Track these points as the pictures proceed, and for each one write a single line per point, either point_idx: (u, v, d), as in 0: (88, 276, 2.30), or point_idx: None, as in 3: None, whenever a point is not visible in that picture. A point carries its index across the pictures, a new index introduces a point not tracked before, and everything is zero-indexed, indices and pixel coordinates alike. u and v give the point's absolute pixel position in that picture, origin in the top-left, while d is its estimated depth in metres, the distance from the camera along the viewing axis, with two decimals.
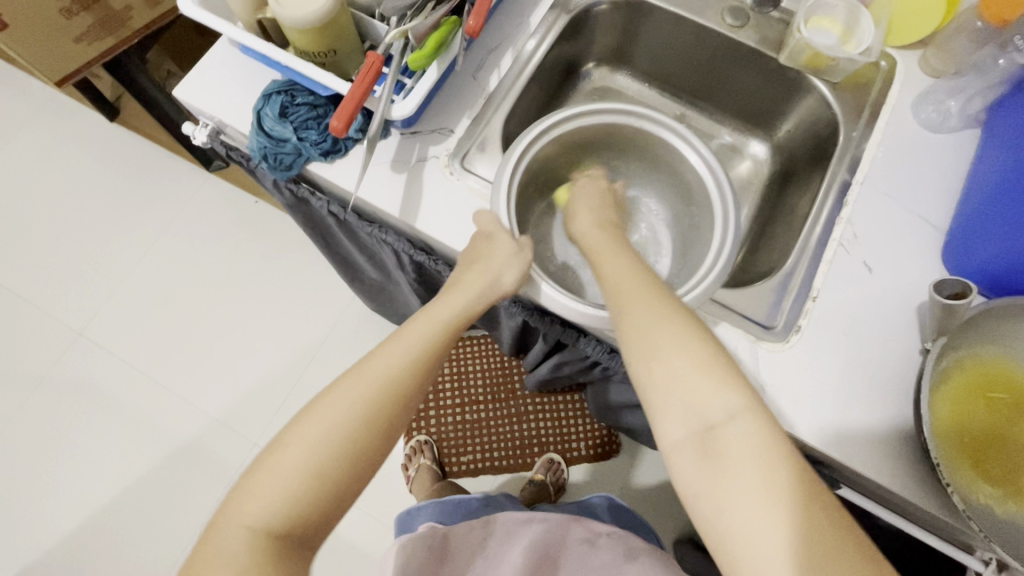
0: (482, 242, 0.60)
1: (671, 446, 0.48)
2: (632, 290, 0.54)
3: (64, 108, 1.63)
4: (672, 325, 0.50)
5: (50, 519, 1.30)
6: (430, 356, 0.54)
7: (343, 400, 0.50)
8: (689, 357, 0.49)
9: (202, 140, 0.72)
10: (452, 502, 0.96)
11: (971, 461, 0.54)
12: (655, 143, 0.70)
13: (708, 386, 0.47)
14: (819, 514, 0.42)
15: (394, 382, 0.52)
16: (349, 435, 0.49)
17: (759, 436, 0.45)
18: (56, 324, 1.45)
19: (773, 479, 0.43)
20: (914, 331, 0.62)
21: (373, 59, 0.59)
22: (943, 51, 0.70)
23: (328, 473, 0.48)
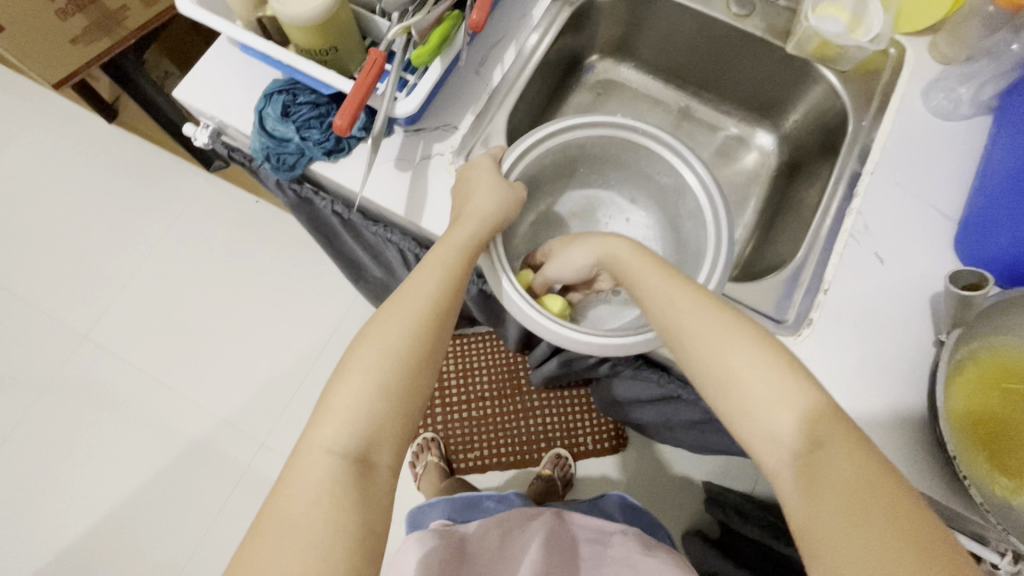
0: (480, 219, 0.58)
1: (769, 471, 0.44)
2: (682, 316, 0.51)
3: (63, 109, 1.62)
4: (752, 347, 0.47)
5: (61, 522, 1.31)
6: (426, 323, 0.52)
7: (352, 385, 0.49)
8: (771, 376, 0.45)
9: (204, 141, 0.71)
10: (463, 500, 0.95)
11: (986, 452, 0.53)
12: (651, 156, 0.68)
13: (797, 406, 0.44)
14: (927, 533, 0.38)
15: (400, 357, 0.50)
16: (365, 415, 0.48)
17: (852, 458, 0.41)
18: (61, 327, 1.45)
19: (875, 502, 0.39)
20: (927, 322, 0.62)
21: (375, 56, 0.58)
22: (954, 37, 0.69)
23: (348, 458, 0.47)
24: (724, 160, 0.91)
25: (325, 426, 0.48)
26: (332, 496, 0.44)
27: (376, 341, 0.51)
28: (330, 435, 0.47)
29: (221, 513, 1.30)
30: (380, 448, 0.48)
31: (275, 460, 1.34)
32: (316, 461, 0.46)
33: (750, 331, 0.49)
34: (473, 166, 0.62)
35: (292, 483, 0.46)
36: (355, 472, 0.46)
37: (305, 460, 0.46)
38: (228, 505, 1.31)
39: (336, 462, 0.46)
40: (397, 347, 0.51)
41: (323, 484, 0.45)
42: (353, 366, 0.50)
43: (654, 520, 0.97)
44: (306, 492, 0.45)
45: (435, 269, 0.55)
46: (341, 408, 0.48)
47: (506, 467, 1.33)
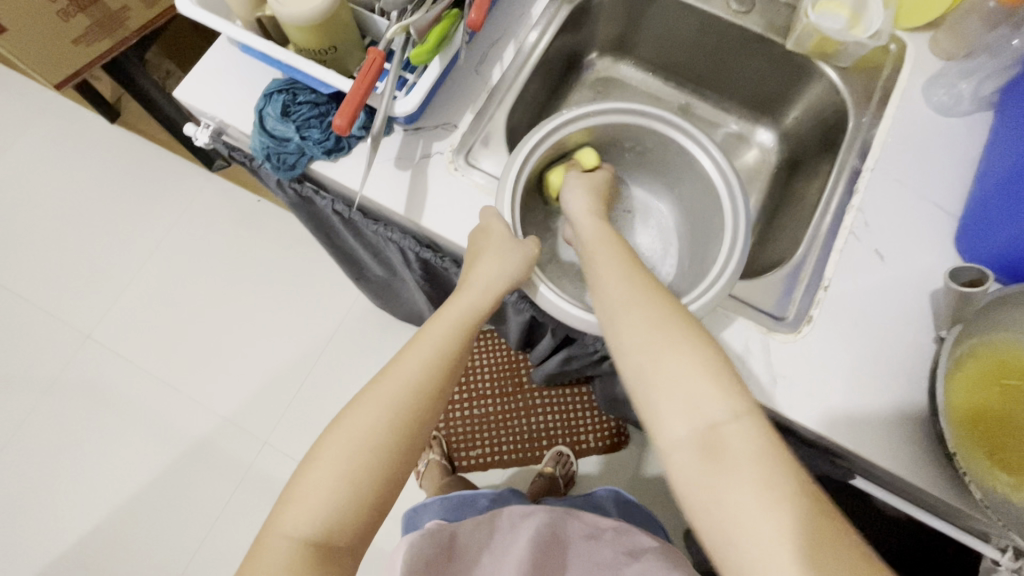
0: (480, 295, 0.57)
1: (676, 445, 0.47)
2: (625, 296, 0.54)
3: (64, 110, 1.63)
4: (682, 330, 0.50)
5: (66, 522, 1.31)
6: (411, 405, 0.52)
7: (320, 475, 0.49)
8: (695, 357, 0.49)
9: (204, 141, 0.70)
10: (458, 497, 0.95)
11: (986, 447, 0.53)
12: (668, 143, 0.68)
13: (713, 384, 0.47)
14: (817, 515, 0.42)
15: (373, 448, 0.50)
16: (334, 507, 0.48)
17: (756, 441, 0.45)
18: (64, 327, 1.45)
19: (770, 480, 0.43)
20: (927, 317, 0.62)
21: (374, 55, 0.58)
22: (954, 33, 0.69)
23: (310, 545, 0.47)
24: (725, 158, 0.91)
25: (292, 511, 0.49)
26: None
27: (348, 430, 0.50)
28: (294, 524, 0.48)
29: (224, 512, 1.31)
30: (344, 535, 0.49)
31: (277, 459, 1.34)
32: (280, 548, 0.47)
33: (678, 314, 0.52)
34: (485, 221, 0.59)
35: (260, 564, 0.48)
36: (316, 559, 0.47)
37: (271, 543, 0.48)
38: (231, 504, 1.31)
39: (297, 547, 0.47)
40: (372, 435, 0.50)
41: (287, 574, 0.46)
42: (324, 451, 0.50)
43: (653, 518, 0.97)
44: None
45: (424, 352, 0.54)
46: (307, 497, 0.49)
47: (508, 465, 1.34)
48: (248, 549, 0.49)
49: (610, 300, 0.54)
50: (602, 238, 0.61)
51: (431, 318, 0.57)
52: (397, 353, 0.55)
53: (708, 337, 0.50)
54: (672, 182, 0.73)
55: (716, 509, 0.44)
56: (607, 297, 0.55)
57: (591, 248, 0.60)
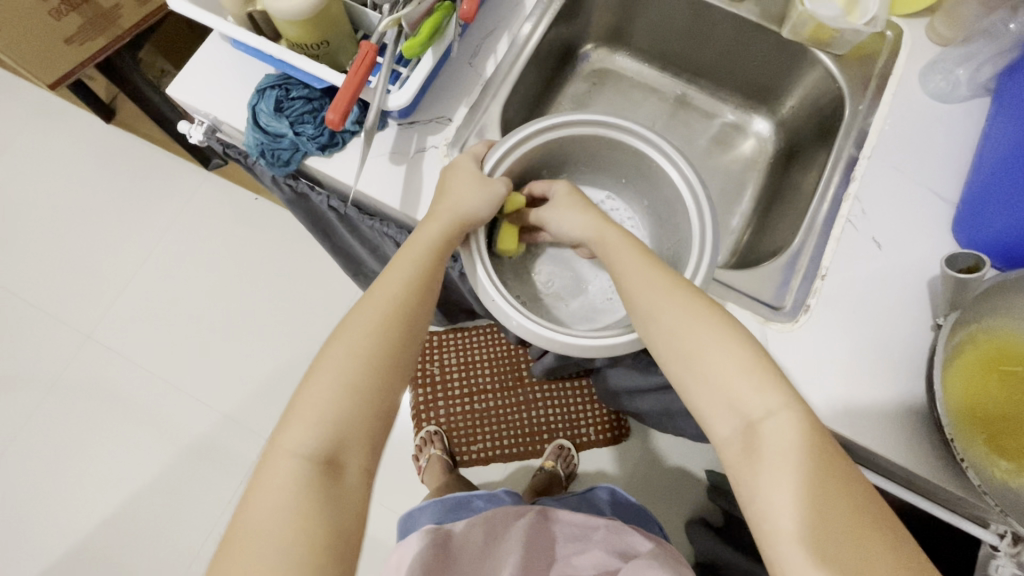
0: (453, 214, 0.58)
1: (724, 444, 0.48)
2: (655, 291, 0.53)
3: (59, 110, 1.62)
4: (709, 327, 0.50)
5: (69, 521, 1.32)
6: (396, 320, 0.53)
7: (316, 388, 0.49)
8: (729, 356, 0.48)
9: (199, 138, 0.72)
10: (453, 500, 0.95)
11: (984, 434, 0.52)
12: (630, 151, 0.67)
13: (750, 379, 0.47)
14: (863, 512, 0.42)
15: (364, 359, 0.50)
16: (333, 415, 0.48)
17: (799, 434, 0.45)
18: (64, 328, 1.46)
19: (807, 473, 0.43)
20: (925, 305, 0.62)
21: (366, 49, 0.57)
22: (952, 17, 0.68)
23: (316, 461, 0.47)
24: (722, 148, 0.90)
25: (291, 428, 0.48)
26: (298, 499, 0.45)
27: (337, 349, 0.51)
28: (295, 439, 0.47)
29: (228, 508, 1.31)
30: (348, 448, 0.48)
31: None
32: (285, 464, 0.47)
33: (713, 309, 0.51)
34: (453, 167, 0.62)
35: (263, 485, 0.47)
36: (323, 471, 0.47)
37: (273, 463, 0.47)
38: (234, 501, 1.32)
39: (303, 465, 0.47)
40: (361, 348, 0.51)
41: (292, 491, 0.45)
42: (320, 368, 0.50)
43: (645, 514, 0.97)
44: (273, 498, 0.45)
45: (403, 268, 0.55)
46: (308, 412, 0.48)
47: (509, 459, 1.34)
48: (249, 479, 0.48)
49: (635, 297, 0.54)
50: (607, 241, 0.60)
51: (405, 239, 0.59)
52: (376, 280, 0.55)
53: (749, 334, 0.50)
54: (644, 189, 0.72)
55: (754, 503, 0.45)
56: (632, 295, 0.55)
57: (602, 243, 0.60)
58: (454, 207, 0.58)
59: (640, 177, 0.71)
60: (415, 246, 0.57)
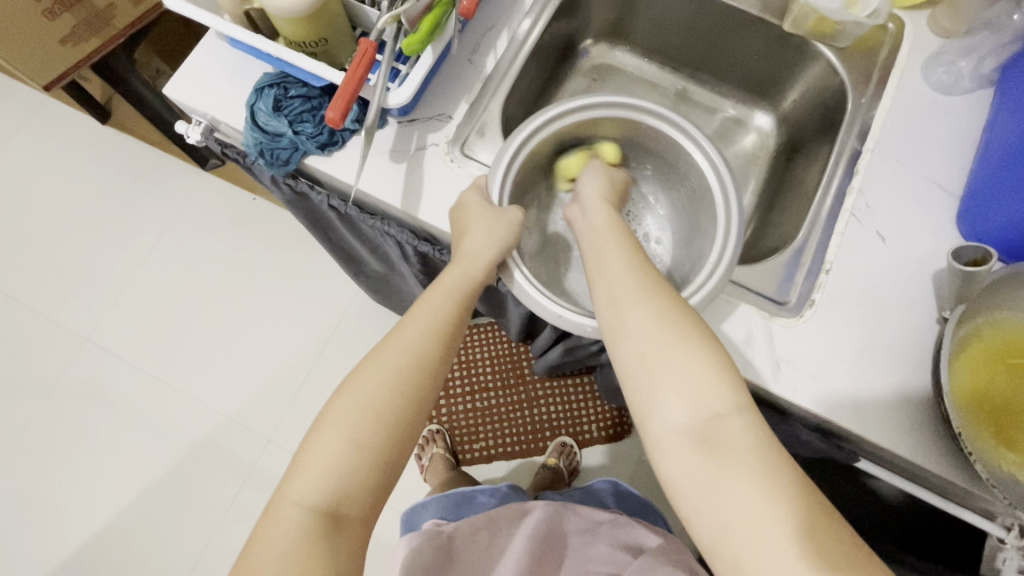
0: (471, 263, 0.58)
1: (676, 437, 0.47)
2: (629, 288, 0.53)
3: (55, 112, 1.61)
4: (682, 322, 0.50)
5: (72, 524, 1.32)
6: (410, 375, 0.52)
7: (327, 439, 0.49)
8: (696, 351, 0.49)
9: (196, 138, 0.71)
10: (458, 496, 0.94)
11: (991, 428, 0.53)
12: (667, 141, 0.65)
13: (715, 376, 0.48)
14: (818, 508, 0.42)
15: (378, 412, 0.50)
16: (343, 468, 0.48)
17: (757, 431, 0.46)
18: (63, 331, 1.45)
19: (771, 470, 0.44)
20: (930, 300, 0.61)
21: (366, 46, 0.57)
22: (954, 9, 0.68)
23: (318, 512, 0.47)
24: (723, 143, 0.90)
25: (299, 478, 0.48)
26: (300, 551, 0.45)
27: (350, 398, 0.51)
28: (302, 489, 0.48)
29: (230, 510, 1.31)
30: (352, 503, 0.48)
31: (280, 456, 1.34)
32: (289, 515, 0.47)
33: (683, 307, 0.51)
34: (461, 206, 0.60)
35: (268, 532, 0.47)
36: (326, 525, 0.47)
37: (278, 512, 0.47)
38: (236, 503, 1.31)
39: (305, 515, 0.47)
40: (376, 399, 0.51)
41: (294, 541, 0.45)
42: (330, 417, 0.50)
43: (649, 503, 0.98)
44: (276, 549, 0.45)
45: (423, 319, 0.56)
46: (316, 461, 0.49)
47: (511, 457, 1.34)
48: (254, 526, 0.48)
49: (614, 286, 0.54)
50: (606, 229, 0.60)
51: (427, 288, 0.59)
52: (395, 327, 0.56)
53: (713, 333, 0.50)
54: (673, 179, 0.70)
55: (715, 500, 0.44)
56: (611, 284, 0.54)
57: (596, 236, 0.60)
58: (473, 251, 0.57)
59: (674, 172, 0.69)
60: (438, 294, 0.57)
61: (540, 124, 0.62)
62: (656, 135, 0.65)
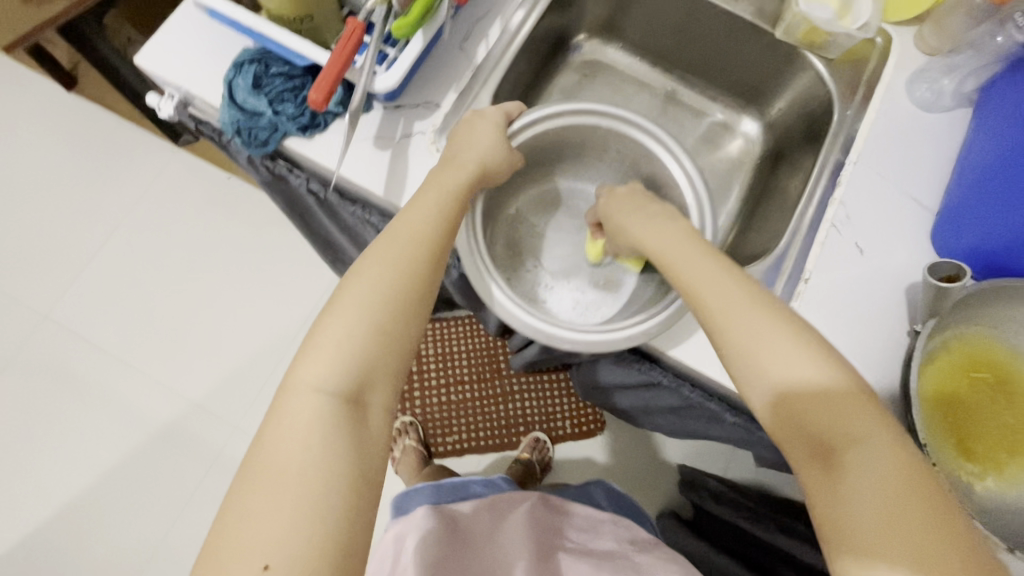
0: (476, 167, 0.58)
1: (791, 442, 0.44)
2: (703, 275, 0.51)
3: (17, 76, 1.52)
4: (758, 312, 0.48)
5: (24, 509, 1.26)
6: (418, 251, 0.52)
7: (338, 319, 0.48)
8: (780, 339, 0.46)
9: (168, 113, 0.67)
10: (451, 485, 0.91)
11: (953, 439, 0.56)
12: (604, 130, 0.68)
13: (808, 363, 0.45)
14: (935, 506, 0.38)
15: (389, 291, 0.50)
16: (354, 348, 0.48)
17: (871, 418, 0.43)
18: (19, 307, 1.38)
19: (892, 460, 0.41)
20: (903, 312, 0.63)
21: (353, 25, 0.55)
22: (941, 28, 0.69)
23: (339, 394, 0.46)
24: (709, 147, 0.90)
25: (312, 361, 0.47)
26: (321, 434, 0.44)
27: (356, 291, 0.50)
28: (322, 372, 0.47)
29: (193, 497, 1.27)
30: (374, 387, 0.48)
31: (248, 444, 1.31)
32: (308, 399, 0.46)
33: (755, 289, 0.50)
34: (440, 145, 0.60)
35: (285, 418, 0.45)
36: (348, 408, 0.46)
37: (293, 399, 0.46)
38: (201, 489, 1.28)
39: (328, 398, 0.46)
40: (383, 288, 0.50)
41: (316, 421, 0.45)
42: (338, 306, 0.49)
43: (639, 510, 0.97)
44: (297, 430, 0.44)
45: (430, 205, 0.55)
46: (329, 341, 0.48)
47: (484, 451, 1.33)
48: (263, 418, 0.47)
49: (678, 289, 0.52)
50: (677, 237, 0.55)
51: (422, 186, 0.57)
52: (402, 212, 0.55)
53: (794, 317, 0.48)
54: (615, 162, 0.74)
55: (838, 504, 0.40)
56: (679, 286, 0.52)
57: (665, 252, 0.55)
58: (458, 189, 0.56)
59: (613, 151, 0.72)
60: (426, 201, 0.55)
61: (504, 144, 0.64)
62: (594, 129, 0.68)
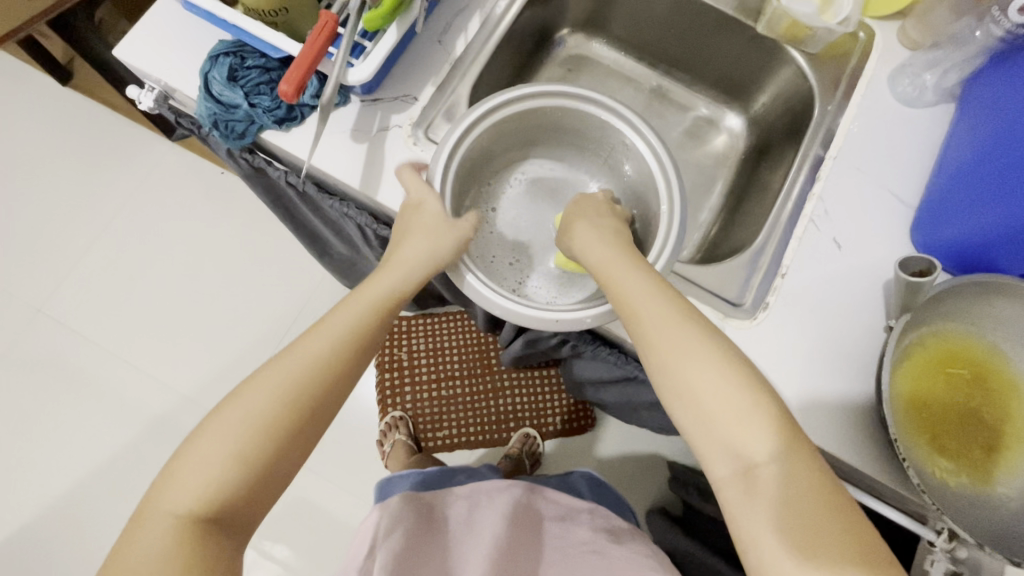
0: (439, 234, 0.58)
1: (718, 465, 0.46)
2: (641, 292, 0.52)
3: (13, 70, 1.53)
4: (689, 336, 0.49)
5: (17, 499, 1.27)
6: (364, 330, 0.55)
7: (260, 389, 0.50)
8: (709, 365, 0.48)
9: (149, 104, 0.68)
10: (434, 475, 0.92)
11: (926, 434, 0.56)
12: (572, 114, 0.68)
13: (734, 391, 0.47)
14: (842, 536, 0.41)
15: (324, 365, 0.52)
16: (260, 426, 0.49)
17: (788, 446, 0.45)
18: (13, 300, 1.39)
19: (803, 490, 0.43)
20: (880, 307, 0.62)
21: (326, 18, 0.55)
22: (923, 22, 0.68)
23: (238, 466, 0.48)
24: (693, 142, 0.90)
25: (216, 427, 0.49)
26: (209, 505, 0.46)
27: (275, 368, 0.51)
28: (214, 466, 0.47)
29: None
30: (273, 463, 0.49)
31: None
32: (197, 489, 0.47)
33: (687, 309, 0.51)
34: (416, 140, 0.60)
35: (181, 478, 0.47)
36: (229, 508, 0.47)
37: (185, 479, 0.47)
38: None
39: (226, 470, 0.47)
40: (317, 356, 0.52)
41: (205, 492, 0.46)
42: (251, 386, 0.50)
43: (626, 507, 0.97)
44: (184, 499, 0.46)
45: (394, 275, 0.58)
46: (240, 410, 0.49)
47: (474, 446, 1.34)
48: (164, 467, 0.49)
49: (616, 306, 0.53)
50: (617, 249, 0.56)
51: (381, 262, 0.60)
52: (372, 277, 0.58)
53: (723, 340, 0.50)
54: (583, 144, 0.73)
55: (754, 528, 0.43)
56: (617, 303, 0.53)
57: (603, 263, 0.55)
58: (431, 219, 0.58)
59: (579, 133, 0.71)
60: (398, 267, 0.58)
61: (475, 120, 0.62)
62: (558, 111, 0.68)
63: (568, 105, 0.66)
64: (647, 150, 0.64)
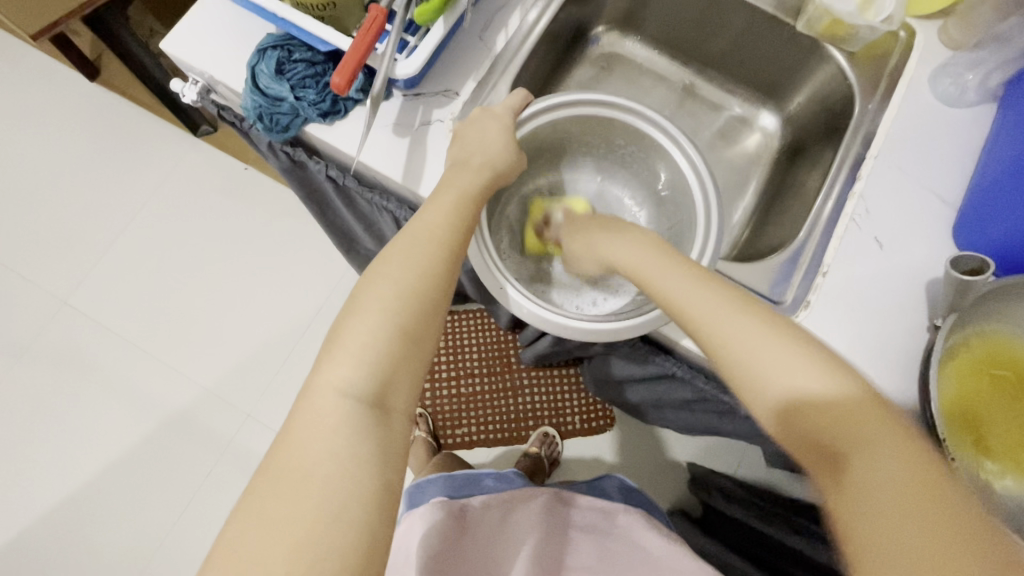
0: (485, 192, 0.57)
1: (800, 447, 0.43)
2: (680, 277, 0.52)
3: (43, 65, 1.55)
4: (737, 315, 0.48)
5: (41, 489, 1.29)
6: (439, 254, 0.49)
7: (359, 323, 0.45)
8: (765, 340, 0.46)
9: (192, 98, 0.69)
10: (464, 476, 0.91)
11: (971, 435, 0.55)
12: (610, 123, 0.67)
13: (795, 365, 0.44)
14: (948, 512, 0.35)
15: (411, 292, 0.47)
16: (374, 357, 0.43)
17: (867, 419, 0.40)
18: (40, 292, 1.41)
19: (893, 463, 0.38)
20: (922, 307, 0.62)
21: (376, 13, 0.55)
22: (965, 20, 0.68)
23: (363, 402, 0.42)
24: (726, 141, 0.90)
25: (337, 366, 0.43)
26: (350, 441, 0.40)
27: (383, 283, 0.47)
28: (346, 374, 0.43)
29: (205, 483, 1.29)
30: (397, 392, 0.44)
31: (259, 431, 1.32)
32: (332, 405, 0.41)
33: (745, 299, 0.49)
34: (459, 133, 0.60)
35: (308, 424, 0.41)
36: (373, 417, 0.42)
37: (316, 401, 0.42)
38: (212, 476, 1.30)
39: (352, 405, 0.42)
40: (404, 283, 0.47)
41: (337, 426, 0.40)
42: (365, 304, 0.46)
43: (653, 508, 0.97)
44: (322, 434, 0.40)
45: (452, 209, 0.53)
46: (352, 341, 0.44)
47: (493, 444, 1.34)
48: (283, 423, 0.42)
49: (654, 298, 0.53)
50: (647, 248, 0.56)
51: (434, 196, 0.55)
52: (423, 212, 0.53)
53: (792, 325, 0.47)
54: (619, 156, 0.73)
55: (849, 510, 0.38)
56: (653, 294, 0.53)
57: (631, 261, 0.55)
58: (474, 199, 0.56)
59: (618, 143, 0.71)
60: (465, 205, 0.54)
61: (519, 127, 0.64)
62: (595, 120, 0.67)
63: (605, 117, 0.66)
64: (683, 161, 0.63)
